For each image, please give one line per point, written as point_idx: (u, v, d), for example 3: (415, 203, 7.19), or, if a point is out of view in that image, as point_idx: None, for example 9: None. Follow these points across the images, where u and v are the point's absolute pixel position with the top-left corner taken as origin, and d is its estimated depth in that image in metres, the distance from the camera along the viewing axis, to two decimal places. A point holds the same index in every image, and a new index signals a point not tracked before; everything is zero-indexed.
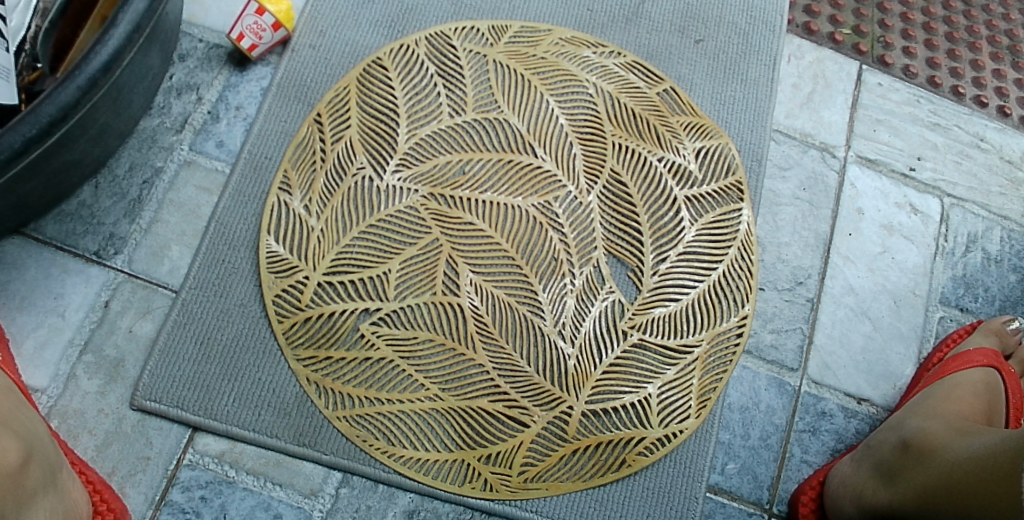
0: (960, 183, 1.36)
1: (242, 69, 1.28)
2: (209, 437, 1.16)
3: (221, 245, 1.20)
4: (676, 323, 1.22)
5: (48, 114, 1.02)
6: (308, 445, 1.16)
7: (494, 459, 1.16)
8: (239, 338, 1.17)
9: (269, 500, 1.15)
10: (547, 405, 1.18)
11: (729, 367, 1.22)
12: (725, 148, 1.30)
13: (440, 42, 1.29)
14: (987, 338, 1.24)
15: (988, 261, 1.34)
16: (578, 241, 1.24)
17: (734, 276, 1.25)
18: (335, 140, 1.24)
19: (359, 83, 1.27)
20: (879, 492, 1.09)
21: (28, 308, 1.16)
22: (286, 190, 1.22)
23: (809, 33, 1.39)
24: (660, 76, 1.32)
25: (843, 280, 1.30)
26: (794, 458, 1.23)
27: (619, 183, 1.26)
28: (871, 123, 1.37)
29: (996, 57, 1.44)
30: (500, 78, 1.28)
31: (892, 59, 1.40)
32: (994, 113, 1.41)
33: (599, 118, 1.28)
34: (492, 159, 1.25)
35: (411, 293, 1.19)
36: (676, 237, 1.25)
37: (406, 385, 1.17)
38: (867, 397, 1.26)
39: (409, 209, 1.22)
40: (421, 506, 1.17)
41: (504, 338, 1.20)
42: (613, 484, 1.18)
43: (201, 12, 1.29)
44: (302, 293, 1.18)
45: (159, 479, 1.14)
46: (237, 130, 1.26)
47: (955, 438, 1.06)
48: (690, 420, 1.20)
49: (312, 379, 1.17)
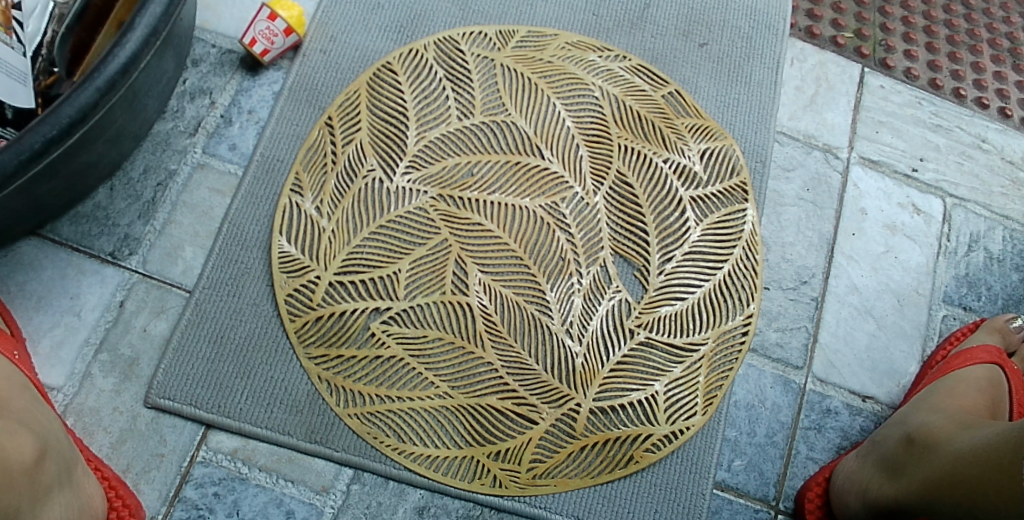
0: (962, 183, 1.38)
1: (254, 73, 1.30)
2: (222, 435, 1.17)
3: (235, 246, 1.22)
4: (681, 322, 1.24)
5: (68, 115, 1.04)
6: (319, 442, 1.17)
7: (503, 455, 1.18)
8: (252, 336, 1.19)
9: (281, 497, 1.16)
10: (555, 402, 1.20)
11: (734, 365, 1.24)
12: (730, 149, 1.32)
13: (448, 47, 1.32)
14: (991, 336, 1.25)
15: (990, 261, 1.35)
16: (585, 242, 1.26)
17: (738, 276, 1.27)
18: (345, 143, 1.26)
19: (369, 86, 1.29)
20: (884, 485, 1.11)
21: (44, 308, 1.18)
22: (297, 192, 1.24)
23: (811, 36, 1.41)
24: (664, 79, 1.34)
25: (847, 279, 1.31)
26: (800, 455, 1.24)
27: (625, 185, 1.28)
28: (874, 124, 1.39)
29: (997, 59, 1.46)
30: (508, 81, 1.31)
31: (894, 62, 1.42)
32: (995, 115, 1.43)
33: (605, 120, 1.30)
34: (499, 161, 1.27)
35: (420, 293, 1.21)
36: (681, 237, 1.27)
37: (416, 383, 1.19)
38: (872, 394, 1.27)
39: (419, 210, 1.24)
40: (431, 503, 1.18)
41: (512, 336, 1.21)
42: (621, 481, 1.19)
43: (214, 18, 1.31)
44: (313, 293, 1.20)
45: (173, 475, 1.16)
46: (250, 133, 1.28)
47: (958, 431, 1.08)
48: (696, 417, 1.21)
49: (324, 377, 1.18)
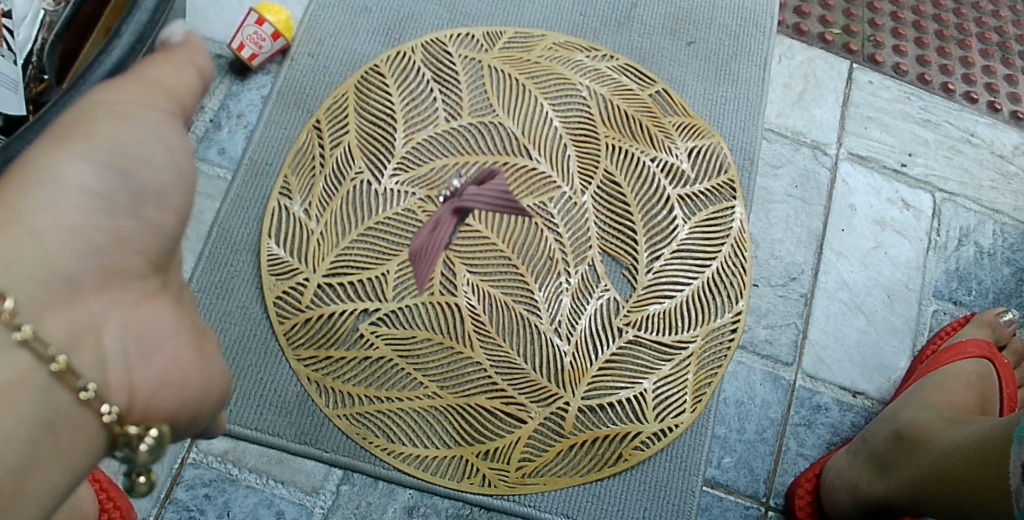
0: (952, 178, 1.38)
1: (242, 78, 1.31)
2: (212, 436, 1.18)
3: (224, 249, 1.23)
4: (670, 320, 1.24)
5: None
6: (309, 442, 1.18)
7: (492, 454, 1.18)
8: (241, 339, 1.20)
9: (271, 497, 1.17)
10: (544, 401, 1.20)
11: (724, 363, 1.23)
12: (717, 147, 1.32)
13: (435, 50, 1.32)
14: (981, 329, 1.25)
15: (981, 255, 1.35)
16: (573, 241, 1.26)
17: (728, 273, 1.27)
18: (333, 146, 1.26)
19: (357, 90, 1.29)
20: (874, 482, 1.11)
21: None
22: (286, 194, 1.24)
23: (799, 33, 1.42)
24: (652, 78, 1.34)
25: (836, 275, 1.31)
26: (790, 451, 1.24)
27: (613, 184, 1.28)
28: (862, 120, 1.38)
29: (986, 54, 1.46)
30: (495, 82, 1.31)
31: (882, 58, 1.43)
32: (984, 109, 1.43)
33: (592, 120, 1.31)
34: (487, 162, 1.27)
35: (409, 294, 1.22)
36: (669, 235, 1.27)
37: (405, 383, 1.19)
38: (862, 390, 1.27)
39: (407, 211, 1.24)
40: (421, 502, 1.18)
41: (501, 336, 1.21)
42: (610, 479, 1.19)
43: (203, 24, 1.32)
44: (302, 295, 1.21)
45: (163, 477, 1.16)
46: (239, 137, 1.29)
47: (946, 426, 1.07)
48: (685, 415, 1.21)
49: (312, 378, 1.19)
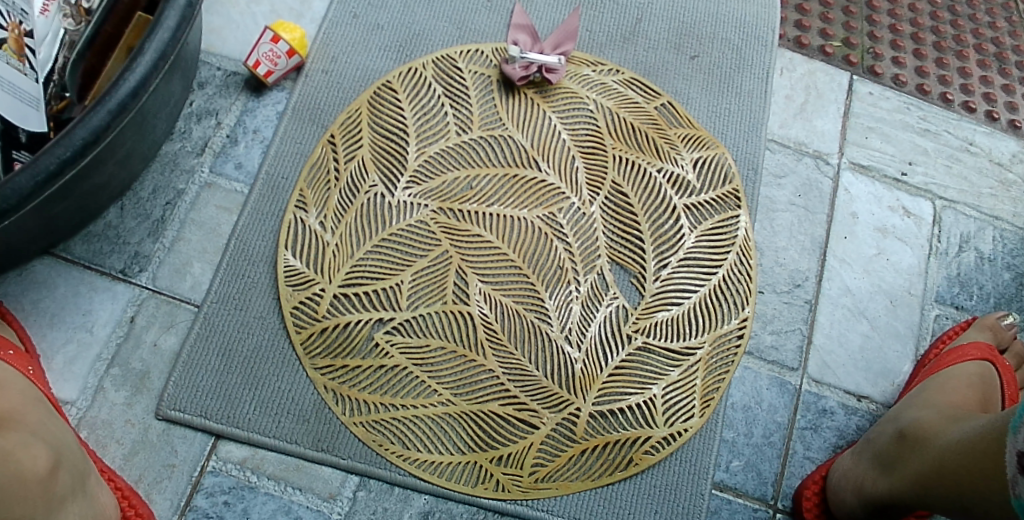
0: (951, 186, 1.41)
1: (258, 94, 1.34)
2: (231, 445, 1.20)
3: (242, 261, 1.25)
4: (678, 327, 1.27)
5: (80, 137, 1.06)
6: (326, 450, 1.20)
7: (505, 460, 1.21)
8: (260, 349, 1.22)
9: (290, 504, 1.19)
10: (555, 407, 1.22)
11: (731, 368, 1.26)
12: (722, 157, 1.35)
13: (446, 65, 1.36)
14: (983, 333, 1.27)
15: (981, 260, 1.38)
16: (582, 250, 1.29)
17: (733, 280, 1.30)
18: (347, 160, 1.29)
19: (370, 104, 1.33)
20: (880, 481, 1.13)
21: (58, 325, 1.21)
22: (301, 207, 1.27)
23: (800, 46, 1.45)
24: (657, 91, 1.37)
25: (841, 282, 1.34)
26: (797, 454, 1.26)
27: (620, 195, 1.31)
28: (863, 130, 1.42)
29: (984, 64, 1.50)
30: (535, 59, 1.33)
31: (882, 69, 1.46)
32: (983, 118, 1.46)
33: (599, 132, 1.34)
34: (498, 174, 1.31)
35: (423, 303, 1.24)
36: (676, 244, 1.30)
37: (419, 391, 1.22)
38: (867, 394, 1.30)
39: (420, 223, 1.27)
40: (436, 507, 1.21)
41: (513, 344, 1.24)
42: (622, 482, 1.22)
43: (219, 42, 1.35)
44: (318, 306, 1.23)
45: (183, 485, 1.18)
46: (255, 152, 1.31)
47: (947, 424, 1.09)
48: (694, 419, 1.24)
49: (329, 386, 1.21)
